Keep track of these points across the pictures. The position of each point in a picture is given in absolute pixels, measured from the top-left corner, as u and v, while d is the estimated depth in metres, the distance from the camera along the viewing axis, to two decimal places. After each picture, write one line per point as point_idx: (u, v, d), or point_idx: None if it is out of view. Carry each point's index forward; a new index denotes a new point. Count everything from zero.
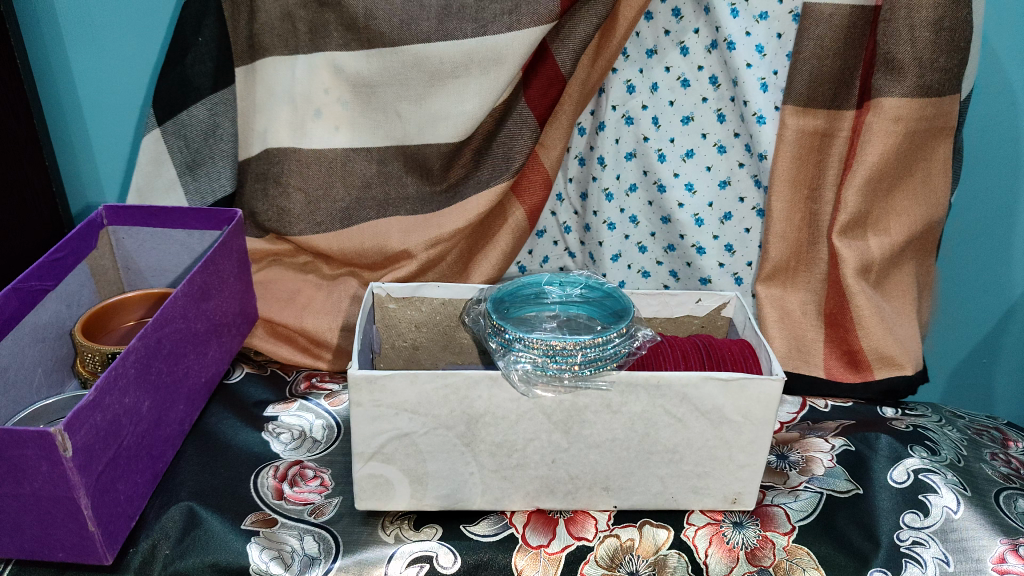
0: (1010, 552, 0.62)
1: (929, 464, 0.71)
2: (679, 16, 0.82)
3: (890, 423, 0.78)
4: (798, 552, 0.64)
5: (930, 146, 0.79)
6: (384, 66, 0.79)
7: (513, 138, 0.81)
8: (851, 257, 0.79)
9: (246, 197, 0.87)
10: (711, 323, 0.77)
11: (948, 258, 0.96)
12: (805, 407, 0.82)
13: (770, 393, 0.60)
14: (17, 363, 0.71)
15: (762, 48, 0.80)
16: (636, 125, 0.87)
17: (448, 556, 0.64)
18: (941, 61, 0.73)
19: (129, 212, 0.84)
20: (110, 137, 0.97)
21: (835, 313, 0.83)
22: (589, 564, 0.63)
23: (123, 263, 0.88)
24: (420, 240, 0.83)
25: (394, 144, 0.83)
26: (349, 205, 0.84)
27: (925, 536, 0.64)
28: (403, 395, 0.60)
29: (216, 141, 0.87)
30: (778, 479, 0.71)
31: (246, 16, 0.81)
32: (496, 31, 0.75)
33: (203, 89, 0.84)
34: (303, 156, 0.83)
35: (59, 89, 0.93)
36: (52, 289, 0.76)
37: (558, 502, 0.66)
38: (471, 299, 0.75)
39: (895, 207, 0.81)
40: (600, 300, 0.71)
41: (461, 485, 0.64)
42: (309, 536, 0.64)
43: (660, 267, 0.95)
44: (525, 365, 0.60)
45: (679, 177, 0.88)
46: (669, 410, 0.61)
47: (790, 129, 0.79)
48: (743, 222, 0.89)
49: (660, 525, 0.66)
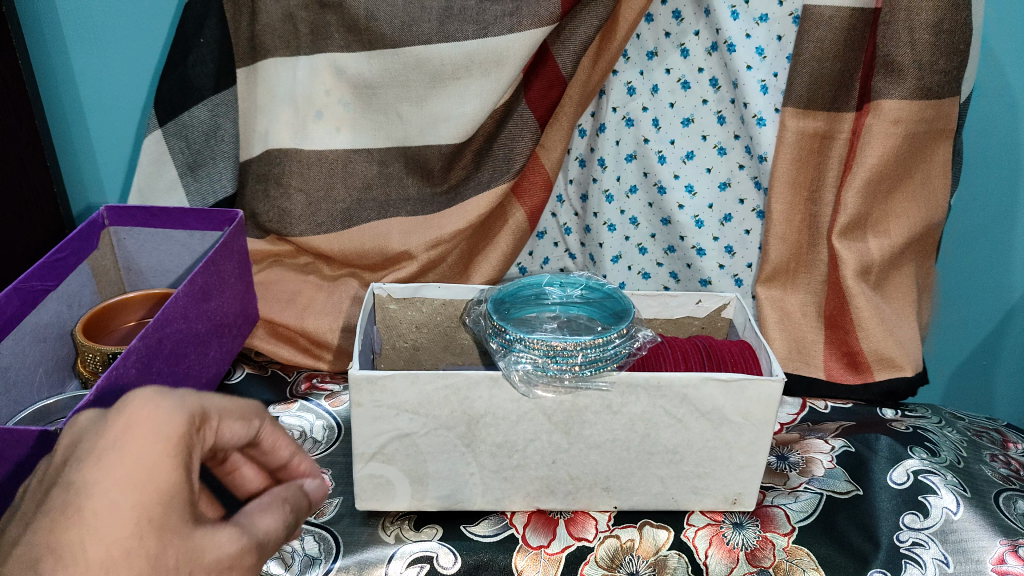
0: (1010, 553, 0.62)
1: (929, 466, 0.71)
2: (679, 18, 0.82)
3: (890, 425, 0.78)
4: (798, 553, 0.64)
5: (930, 148, 0.79)
6: (385, 67, 0.79)
7: (514, 139, 0.81)
8: (850, 259, 0.79)
9: (246, 198, 0.88)
10: (711, 324, 0.77)
11: (948, 260, 0.96)
12: (805, 408, 0.82)
13: (770, 393, 0.60)
14: (18, 364, 0.71)
15: (762, 50, 0.80)
16: (636, 127, 0.88)
17: (448, 557, 0.63)
18: (941, 63, 0.73)
19: (130, 213, 0.84)
20: (110, 138, 0.97)
21: (835, 314, 0.83)
22: (589, 564, 0.63)
23: (124, 263, 0.88)
24: (420, 241, 0.83)
25: (394, 146, 0.84)
26: (349, 206, 0.85)
27: (925, 537, 0.64)
28: (403, 395, 0.60)
29: (217, 143, 0.86)
30: (778, 480, 0.72)
31: (247, 17, 0.81)
32: (496, 33, 0.75)
33: (204, 90, 0.84)
34: (303, 157, 0.83)
35: (59, 90, 0.94)
36: (52, 290, 0.76)
37: (559, 502, 0.66)
38: (472, 300, 0.75)
39: (895, 209, 0.81)
40: (600, 301, 0.71)
41: (461, 486, 0.64)
42: (309, 536, 0.65)
43: (660, 269, 0.95)
44: (526, 366, 0.60)
45: (679, 178, 0.88)
46: (670, 410, 0.61)
47: (790, 130, 0.79)
48: (743, 223, 0.89)
49: (660, 526, 0.66)
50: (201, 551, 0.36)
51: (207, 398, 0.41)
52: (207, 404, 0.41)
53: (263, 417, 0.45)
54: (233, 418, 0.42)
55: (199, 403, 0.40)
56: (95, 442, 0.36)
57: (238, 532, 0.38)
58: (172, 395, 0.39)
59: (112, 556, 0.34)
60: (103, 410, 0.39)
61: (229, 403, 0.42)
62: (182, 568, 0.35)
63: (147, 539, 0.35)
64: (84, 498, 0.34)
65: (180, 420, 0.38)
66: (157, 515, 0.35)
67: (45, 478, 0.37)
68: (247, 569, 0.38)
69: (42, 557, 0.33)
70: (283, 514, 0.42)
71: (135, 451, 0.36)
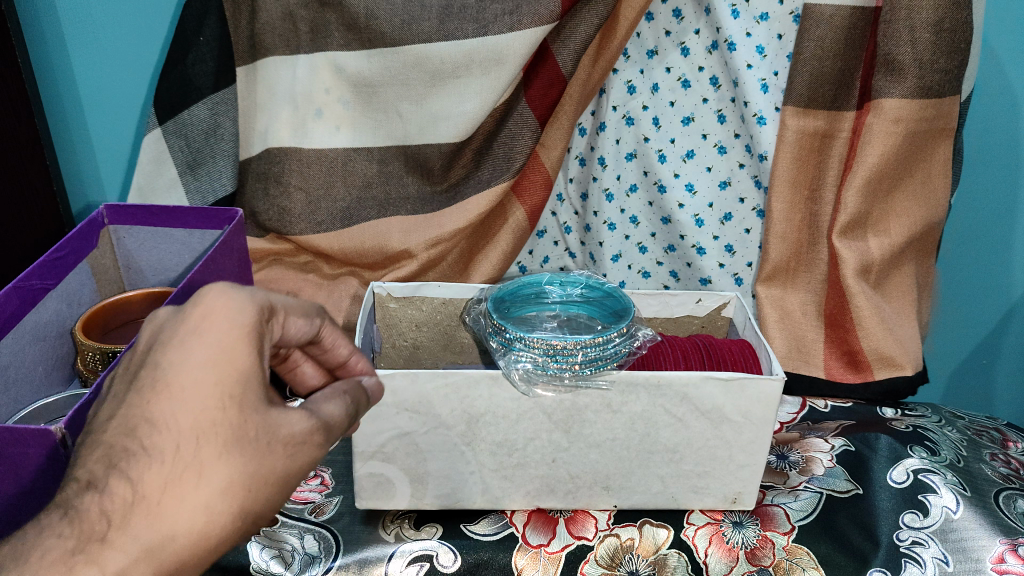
0: (1010, 552, 0.62)
1: (929, 465, 0.71)
2: (679, 17, 0.82)
3: (890, 424, 0.78)
4: (798, 552, 0.64)
5: (930, 147, 0.78)
6: (385, 65, 0.79)
7: (513, 138, 0.81)
8: (851, 258, 0.79)
9: (246, 197, 0.87)
10: (710, 323, 0.77)
11: (948, 258, 0.96)
12: (805, 407, 0.82)
13: (770, 393, 0.60)
14: (18, 363, 0.71)
15: (762, 49, 0.80)
16: (636, 125, 0.88)
17: (448, 556, 0.63)
18: (941, 62, 0.73)
19: (130, 211, 0.83)
20: (109, 137, 0.97)
21: (835, 314, 0.83)
22: (589, 563, 0.63)
23: (123, 262, 0.88)
24: (420, 240, 0.84)
25: (394, 145, 0.83)
26: (349, 204, 0.84)
27: (925, 536, 0.64)
28: (403, 394, 0.60)
29: (217, 141, 0.87)
30: (778, 479, 0.72)
31: (246, 15, 0.81)
32: (496, 31, 0.75)
33: (203, 89, 0.84)
34: (303, 156, 0.83)
35: (59, 89, 0.93)
36: (52, 288, 0.76)
37: (558, 501, 0.66)
38: (472, 299, 0.75)
39: (895, 208, 0.81)
40: (600, 300, 0.71)
41: (461, 484, 0.64)
42: (309, 535, 0.65)
43: (660, 268, 0.95)
44: (526, 365, 0.60)
45: (679, 177, 0.88)
46: (670, 409, 0.61)
47: (790, 129, 0.79)
48: (743, 222, 0.89)
49: (660, 525, 0.66)
50: (278, 426, 0.40)
51: (275, 296, 0.45)
52: (275, 300, 0.44)
53: (323, 318, 0.49)
54: (299, 316, 0.46)
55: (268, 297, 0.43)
56: (175, 329, 0.39)
57: (307, 413, 0.42)
58: (243, 290, 0.42)
59: (200, 425, 0.37)
60: (179, 306, 0.42)
61: (293, 302, 0.46)
62: (263, 438, 0.39)
63: (229, 413, 0.38)
64: (172, 375, 0.38)
65: (252, 309, 0.41)
66: (235, 393, 0.39)
67: (130, 364, 0.40)
68: (316, 447, 0.42)
69: (138, 425, 0.37)
70: (345, 403, 0.46)
71: (215, 339, 0.39)
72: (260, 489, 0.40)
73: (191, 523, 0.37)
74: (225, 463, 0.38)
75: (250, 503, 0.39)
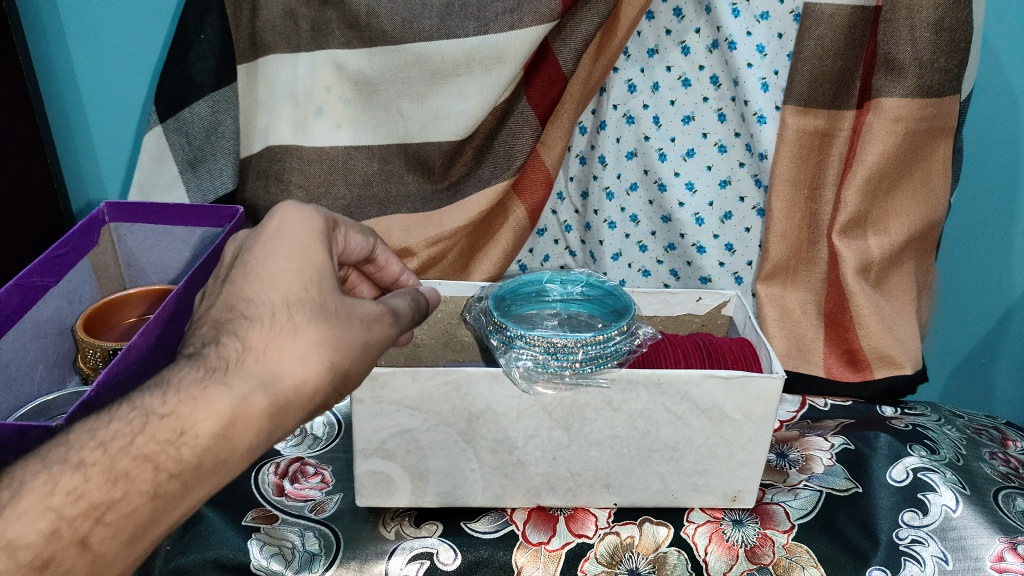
0: (1009, 550, 0.62)
1: (928, 463, 0.71)
2: (679, 16, 0.82)
3: (889, 422, 0.78)
4: (797, 550, 0.64)
5: (930, 147, 0.79)
6: (385, 64, 0.79)
7: (514, 137, 0.81)
8: (850, 257, 0.80)
9: (246, 195, 0.86)
10: (710, 321, 0.78)
11: (948, 258, 0.96)
12: (805, 405, 0.83)
13: (771, 391, 0.60)
14: (18, 361, 0.71)
15: (762, 48, 0.80)
16: (636, 124, 0.88)
17: (448, 553, 0.63)
18: (941, 61, 0.73)
19: (130, 209, 0.83)
20: (110, 136, 0.97)
21: (834, 312, 0.84)
22: (589, 561, 0.63)
23: (124, 260, 0.88)
24: (420, 238, 0.83)
25: (395, 143, 0.84)
26: (349, 202, 0.84)
27: (924, 534, 0.64)
28: (403, 391, 0.60)
29: (217, 139, 0.87)
30: (778, 477, 0.72)
31: (247, 14, 0.81)
32: (496, 30, 0.75)
33: (204, 86, 0.84)
34: (303, 154, 0.82)
35: (60, 88, 0.94)
36: (52, 286, 0.76)
37: (558, 499, 0.66)
38: (472, 297, 0.75)
39: (895, 207, 0.81)
40: (600, 298, 0.72)
41: (461, 482, 0.65)
42: (309, 532, 0.65)
43: (660, 266, 0.95)
44: (526, 362, 0.60)
45: (679, 176, 0.88)
46: (670, 407, 0.61)
47: (790, 128, 0.79)
48: (743, 221, 0.89)
49: (660, 522, 0.66)
50: (354, 306, 0.49)
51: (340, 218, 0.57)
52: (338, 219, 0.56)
53: (376, 241, 0.61)
54: (356, 233, 0.58)
55: (330, 213, 0.55)
56: (257, 237, 0.50)
57: (378, 302, 0.52)
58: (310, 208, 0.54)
59: (289, 297, 0.47)
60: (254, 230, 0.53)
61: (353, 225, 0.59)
62: (342, 311, 0.49)
63: (312, 292, 0.48)
64: (260, 265, 0.48)
65: (319, 218, 0.52)
66: (315, 278, 0.49)
67: (221, 270, 0.50)
68: (389, 325, 0.51)
69: (237, 304, 0.47)
70: (409, 300, 0.56)
71: (293, 238, 0.50)
72: (346, 354, 0.48)
73: (294, 370, 0.46)
74: (314, 327, 0.47)
75: (341, 361, 0.48)
